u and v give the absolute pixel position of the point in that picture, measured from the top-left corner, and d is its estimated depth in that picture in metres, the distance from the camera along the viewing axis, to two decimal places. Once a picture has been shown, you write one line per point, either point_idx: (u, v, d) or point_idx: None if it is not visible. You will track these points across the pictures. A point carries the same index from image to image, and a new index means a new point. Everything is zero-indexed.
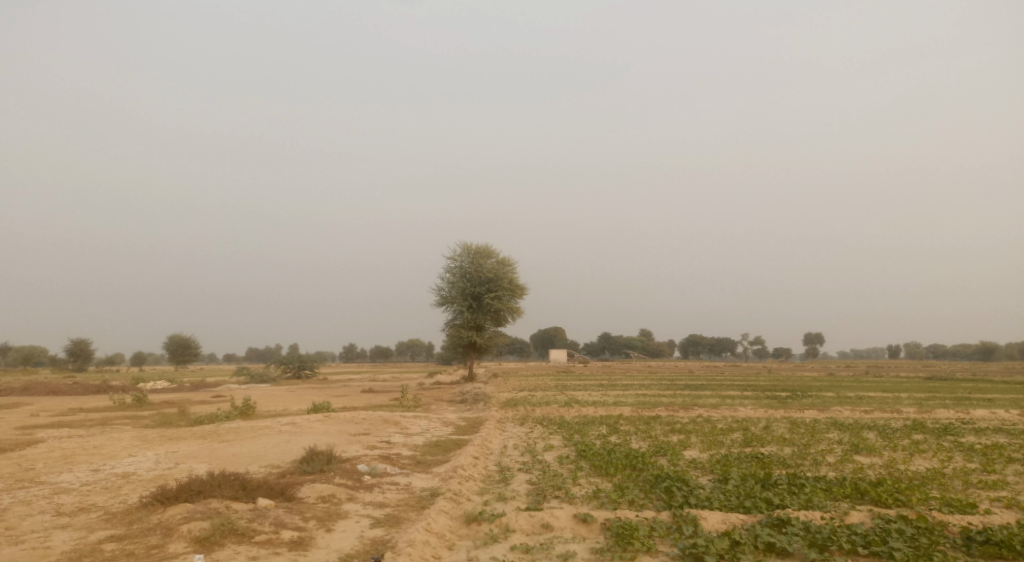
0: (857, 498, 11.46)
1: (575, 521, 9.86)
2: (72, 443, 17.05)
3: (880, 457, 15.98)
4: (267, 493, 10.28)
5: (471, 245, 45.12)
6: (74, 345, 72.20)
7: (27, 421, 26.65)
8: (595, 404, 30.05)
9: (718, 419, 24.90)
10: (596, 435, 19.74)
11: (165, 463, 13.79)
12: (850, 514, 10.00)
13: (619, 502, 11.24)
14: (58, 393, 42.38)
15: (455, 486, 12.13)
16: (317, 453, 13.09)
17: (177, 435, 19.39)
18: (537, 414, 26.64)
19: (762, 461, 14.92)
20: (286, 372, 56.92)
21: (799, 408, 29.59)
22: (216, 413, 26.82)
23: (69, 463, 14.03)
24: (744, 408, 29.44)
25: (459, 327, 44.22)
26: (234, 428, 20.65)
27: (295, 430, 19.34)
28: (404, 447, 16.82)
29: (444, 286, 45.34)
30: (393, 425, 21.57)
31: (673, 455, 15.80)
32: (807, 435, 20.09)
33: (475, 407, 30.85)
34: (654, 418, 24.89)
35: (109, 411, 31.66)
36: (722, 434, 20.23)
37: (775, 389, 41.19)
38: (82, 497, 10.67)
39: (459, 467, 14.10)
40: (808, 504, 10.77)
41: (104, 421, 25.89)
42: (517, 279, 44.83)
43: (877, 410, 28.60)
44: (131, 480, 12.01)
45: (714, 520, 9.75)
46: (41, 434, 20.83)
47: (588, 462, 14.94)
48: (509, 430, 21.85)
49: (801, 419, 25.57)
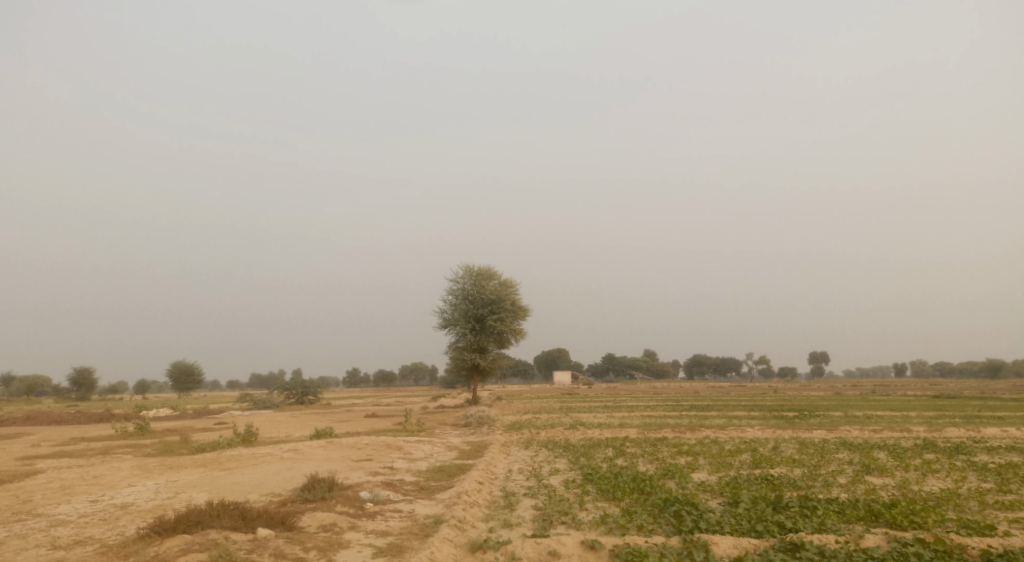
0: (871, 520, 11.17)
1: (583, 547, 9.62)
2: (72, 474, 16.86)
3: (892, 478, 15.68)
4: (267, 523, 10.07)
5: (473, 267, 45.08)
6: (77, 373, 72.05)
7: (28, 451, 26.43)
8: (600, 426, 29.75)
9: (725, 441, 24.57)
10: (602, 458, 19.45)
11: (164, 492, 13.57)
12: (865, 538, 9.73)
13: (627, 528, 10.98)
14: (60, 422, 42.13)
15: (459, 513, 11.88)
16: (318, 480, 12.87)
17: (178, 463, 19.19)
18: (542, 437, 26.34)
19: (772, 483, 14.64)
20: (289, 398, 56.60)
21: (807, 428, 29.21)
22: (218, 440, 26.59)
23: (67, 494, 13.83)
24: (752, 429, 29.07)
25: (463, 349, 43.99)
26: (235, 456, 20.42)
27: (297, 456, 19.11)
28: (408, 473, 16.58)
29: (447, 309, 45.20)
30: (397, 450, 21.33)
31: (681, 477, 15.53)
32: (817, 455, 19.76)
33: (479, 430, 30.57)
34: (661, 440, 24.57)
35: (111, 440, 31.44)
36: (731, 455, 19.93)
37: (782, 409, 40.74)
38: (78, 529, 10.46)
39: (463, 493, 13.85)
40: (821, 527, 10.49)
41: (106, 450, 25.67)
42: (520, 300, 44.69)
43: (887, 429, 28.24)
44: (130, 510, 11.82)
45: (726, 545, 9.48)
46: (42, 464, 20.61)
47: (595, 486, 14.67)
48: (515, 454, 21.56)
49: (809, 439, 25.23)
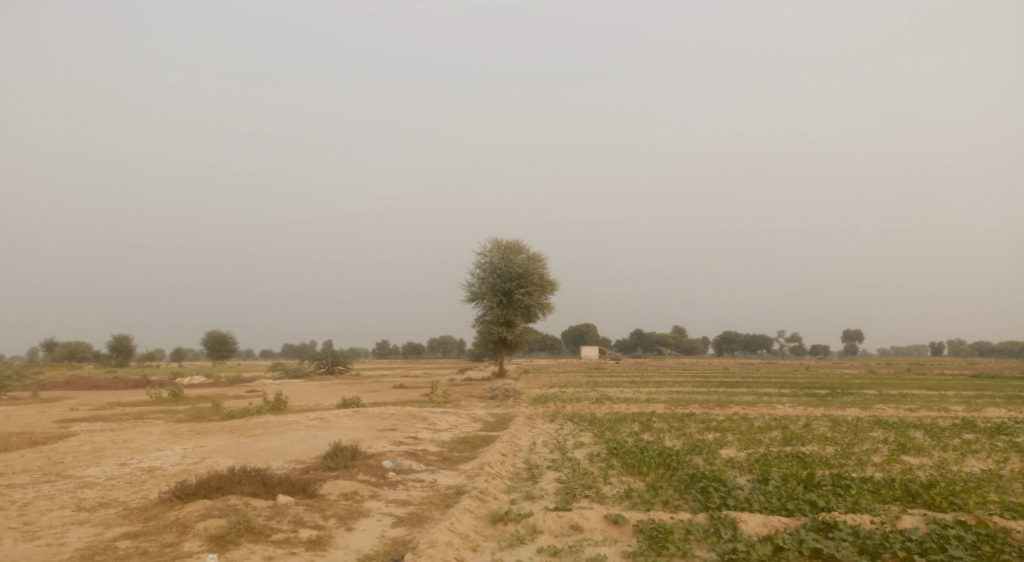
0: (908, 501, 10.69)
1: (606, 522, 9.36)
2: (103, 437, 17.19)
3: (930, 458, 15.06)
4: (288, 490, 10.02)
5: (500, 241, 44.74)
6: (116, 341, 74.19)
7: (67, 415, 27.21)
8: (627, 401, 29.45)
9: (755, 418, 24.03)
10: (628, 433, 19.19)
11: (190, 457, 13.69)
12: (902, 519, 9.29)
13: (653, 503, 10.70)
14: (98, 388, 43.38)
15: (481, 484, 11.74)
16: (341, 448, 12.83)
17: (206, 429, 19.45)
18: (568, 411, 26.11)
19: (803, 461, 14.18)
20: (319, 368, 57.36)
21: (840, 406, 28.48)
22: (247, 407, 26.99)
23: (97, 457, 14.06)
24: (782, 406, 28.45)
25: (490, 323, 43.90)
26: (263, 423, 20.63)
27: (323, 425, 19.20)
28: (431, 443, 16.53)
29: (474, 282, 45.04)
30: (421, 420, 21.35)
31: (709, 453, 15.17)
32: (850, 433, 19.16)
33: (504, 403, 30.50)
34: (689, 416, 24.18)
35: (146, 405, 32.22)
36: (761, 432, 19.46)
37: (814, 386, 39.84)
38: (104, 492, 10.56)
39: (485, 464, 13.71)
40: (855, 507, 10.06)
41: (140, 415, 26.27)
42: (548, 274, 44.30)
43: (923, 408, 27.38)
44: (156, 474, 11.95)
45: (755, 523, 9.13)
46: (78, 427, 21.13)
47: (619, 460, 14.39)
48: (539, 427, 21.41)
49: (842, 417, 24.56)
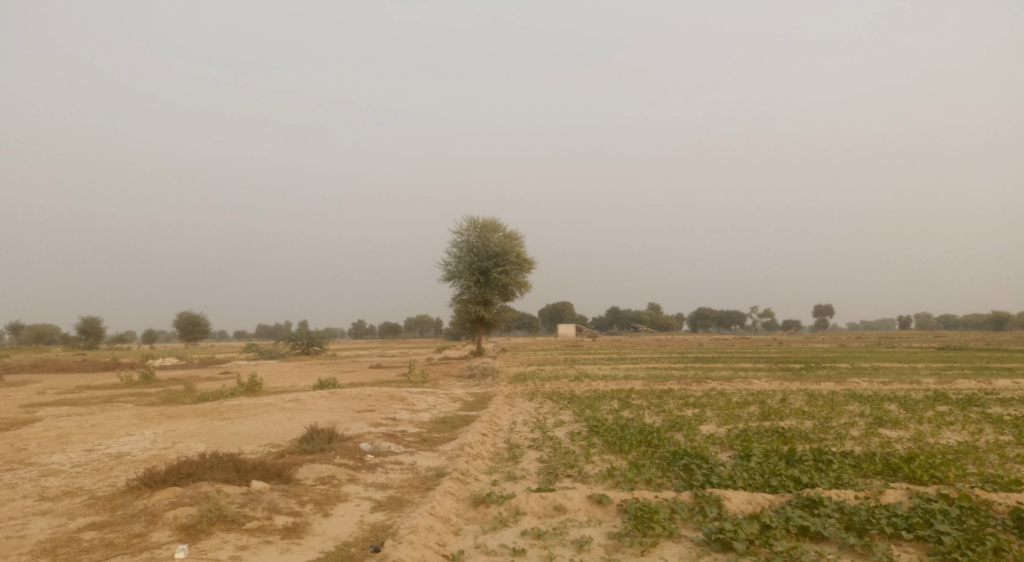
0: (889, 474, 10.75)
1: (590, 502, 9.22)
2: (69, 422, 16.60)
3: (907, 431, 15.23)
4: (262, 476, 9.68)
5: (477, 219, 44.27)
6: (84, 323, 72.51)
7: (33, 399, 26.35)
8: (605, 378, 29.51)
9: (732, 393, 24.21)
10: (608, 410, 19.13)
11: (161, 442, 13.25)
12: (886, 493, 9.30)
13: (636, 482, 10.60)
14: (65, 371, 42.25)
15: (462, 465, 11.55)
16: (317, 431, 12.49)
17: (178, 412, 18.93)
18: (547, 389, 26.04)
19: (783, 436, 14.24)
20: (294, 349, 56.64)
21: (815, 380, 28.84)
22: (221, 389, 26.42)
23: (63, 443, 13.54)
24: (759, 381, 28.73)
25: (467, 302, 43.60)
26: (236, 406, 20.16)
27: (298, 407, 18.81)
28: (410, 424, 16.27)
29: (451, 261, 44.62)
30: (400, 401, 21.05)
31: (689, 430, 15.16)
32: (827, 407, 19.35)
33: (482, 382, 30.35)
34: (667, 392, 24.27)
35: (116, 388, 31.43)
36: (739, 408, 19.57)
37: (788, 361, 40.44)
38: (69, 480, 10.12)
39: (466, 445, 13.50)
40: (838, 482, 10.07)
41: (110, 399, 25.56)
42: (525, 253, 44.03)
43: (895, 381, 27.86)
44: (124, 460, 11.52)
45: (739, 500, 9.08)
46: (44, 412, 20.44)
47: (601, 438, 14.30)
48: (519, 406, 21.28)
49: (818, 391, 24.87)
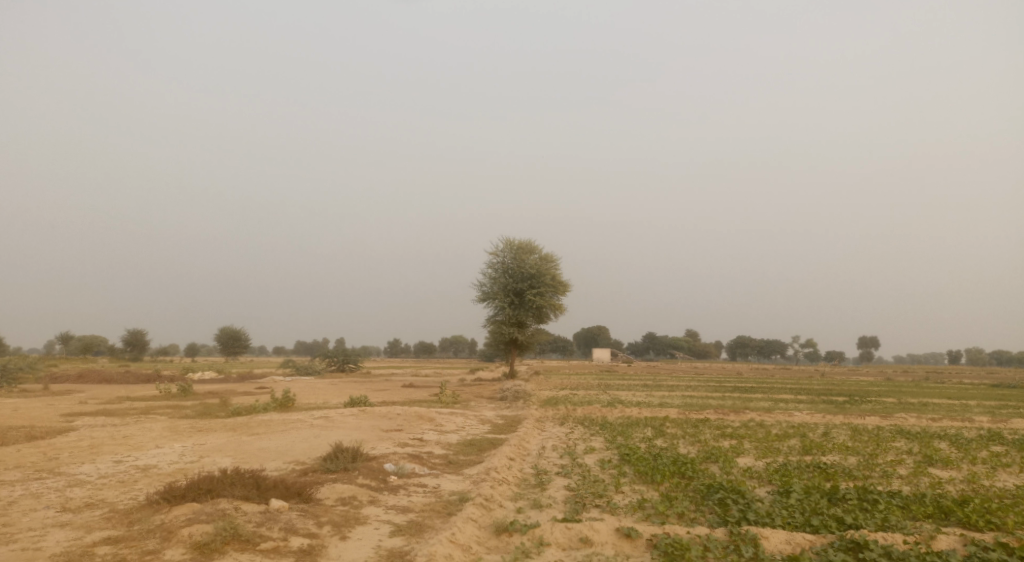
0: (940, 518, 9.99)
1: (618, 535, 8.77)
2: (104, 432, 16.85)
3: (959, 471, 14.30)
4: (282, 494, 9.51)
5: (513, 241, 44.18)
6: (130, 335, 74.69)
7: (74, 409, 26.99)
8: (639, 405, 28.79)
9: (772, 425, 23.27)
10: (640, 438, 18.53)
11: (188, 456, 13.27)
12: (937, 539, 8.59)
13: (667, 515, 10.08)
14: (109, 381, 43.39)
15: (486, 490, 11.21)
16: (342, 450, 12.32)
17: (209, 425, 19.05)
18: (578, 414, 25.49)
19: (825, 472, 13.50)
20: (329, 365, 57.14)
21: (859, 414, 27.59)
22: (255, 404, 26.64)
23: (93, 454, 13.66)
24: (800, 413, 27.63)
25: (501, 323, 43.38)
26: (267, 421, 20.20)
27: (327, 424, 18.72)
28: (437, 446, 16.01)
29: (486, 282, 44.54)
30: (428, 421, 20.82)
31: (725, 462, 14.53)
32: (872, 443, 18.43)
33: (514, 405, 29.92)
34: (703, 422, 23.51)
35: (154, 400, 32.06)
36: (779, 440, 18.76)
37: (830, 393, 38.97)
38: (93, 491, 10.13)
39: (492, 469, 13.15)
40: (884, 524, 9.38)
41: (146, 411, 25.97)
42: (560, 275, 43.67)
43: (946, 418, 26.46)
44: (150, 473, 11.51)
45: (777, 540, 8.50)
46: (82, 422, 20.84)
47: (632, 468, 13.78)
48: (549, 430, 20.83)
49: (862, 426, 23.76)
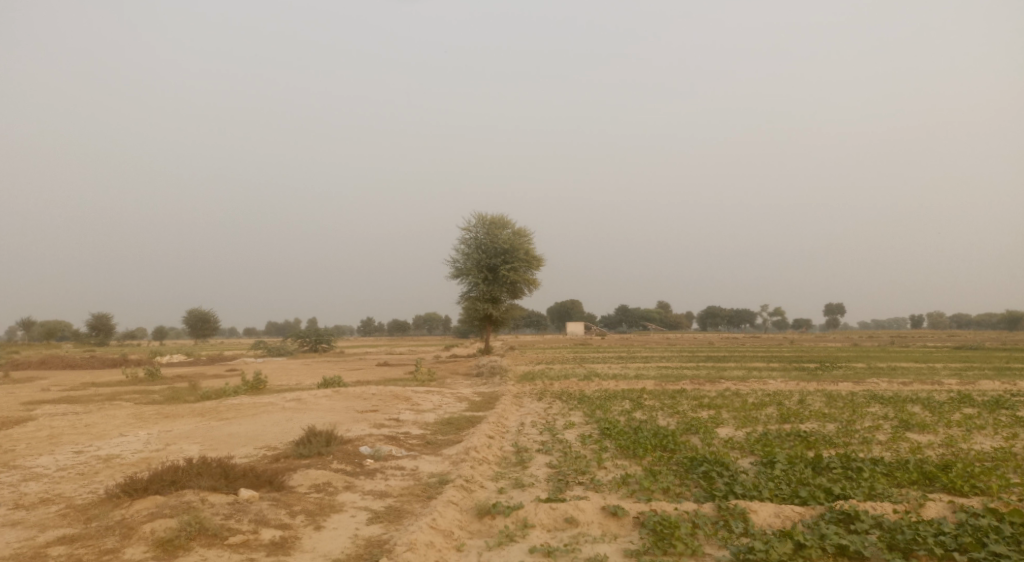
0: (925, 485, 9.98)
1: (604, 514, 8.51)
2: (64, 421, 16.10)
3: (936, 435, 14.41)
4: (252, 483, 9.03)
5: (485, 216, 43.55)
6: (95, 319, 72.45)
7: (35, 397, 25.98)
8: (616, 377, 28.79)
9: (748, 393, 23.38)
10: (619, 411, 18.40)
11: (154, 444, 12.70)
12: (926, 507, 8.51)
13: (653, 491, 9.87)
14: (73, 367, 41.99)
15: (466, 471, 10.88)
16: (315, 434, 11.86)
17: (177, 411, 18.34)
18: (556, 388, 25.32)
19: (806, 440, 13.46)
20: (303, 346, 56.25)
21: (833, 380, 27.89)
22: (226, 387, 25.91)
23: (52, 444, 13.00)
24: (775, 381, 27.90)
25: (475, 299, 42.96)
26: (237, 405, 19.57)
27: (300, 406, 18.20)
28: (414, 426, 15.63)
29: (459, 258, 43.93)
30: (404, 401, 20.43)
31: (705, 433, 14.42)
32: (848, 409, 18.57)
33: (490, 381, 29.67)
34: (680, 392, 23.54)
35: (120, 385, 31.05)
36: (756, 409, 18.82)
37: (802, 360, 39.53)
38: (50, 485, 9.54)
39: (471, 449, 12.82)
40: (871, 493, 9.31)
41: (112, 397, 25.10)
42: (534, 250, 43.28)
43: (915, 381, 26.98)
44: (112, 463, 10.95)
45: (766, 514, 8.35)
46: (42, 410, 19.99)
47: (613, 442, 13.58)
48: (528, 406, 20.61)
49: (837, 392, 24.04)
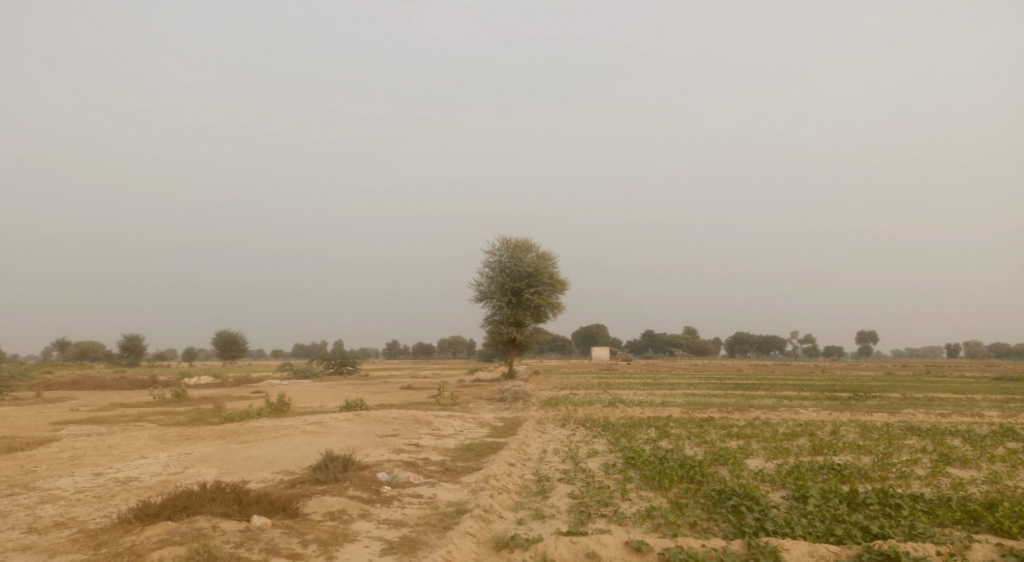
0: (970, 524, 9.39)
1: (627, 549, 8.13)
2: (87, 442, 16.18)
3: (978, 471, 13.69)
4: (265, 510, 8.85)
5: (510, 239, 43.52)
6: (127, 340, 73.88)
7: (64, 417, 26.34)
8: (641, 404, 28.19)
9: (778, 423, 22.62)
10: (644, 439, 17.89)
11: (172, 467, 12.63)
12: (972, 550, 7.97)
13: (679, 526, 9.45)
14: (103, 388, 42.65)
15: (485, 500, 10.56)
16: (333, 459, 11.68)
17: (198, 434, 18.34)
18: (580, 415, 24.84)
19: (841, 473, 12.86)
20: (328, 368, 56.48)
21: (867, 410, 26.93)
22: (250, 409, 25.95)
23: (73, 465, 13.02)
24: (806, 410, 27.01)
25: (499, 323, 42.73)
26: (258, 427, 19.51)
27: (320, 430, 18.08)
28: (434, 451, 15.38)
29: (483, 281, 43.86)
30: (425, 425, 20.18)
31: (734, 464, 13.89)
32: (884, 441, 17.83)
33: (513, 406, 29.29)
34: (708, 421, 22.90)
35: (147, 406, 31.35)
36: (787, 440, 18.15)
37: (835, 389, 38.33)
38: (66, 508, 9.49)
39: (491, 477, 12.51)
40: (912, 533, 8.75)
41: (138, 417, 25.32)
42: (558, 273, 43.05)
43: (955, 413, 25.88)
44: (129, 486, 10.87)
45: (799, 553, 7.89)
46: (68, 431, 20.15)
47: (638, 472, 13.14)
48: (551, 433, 20.21)
49: (871, 423, 23.17)
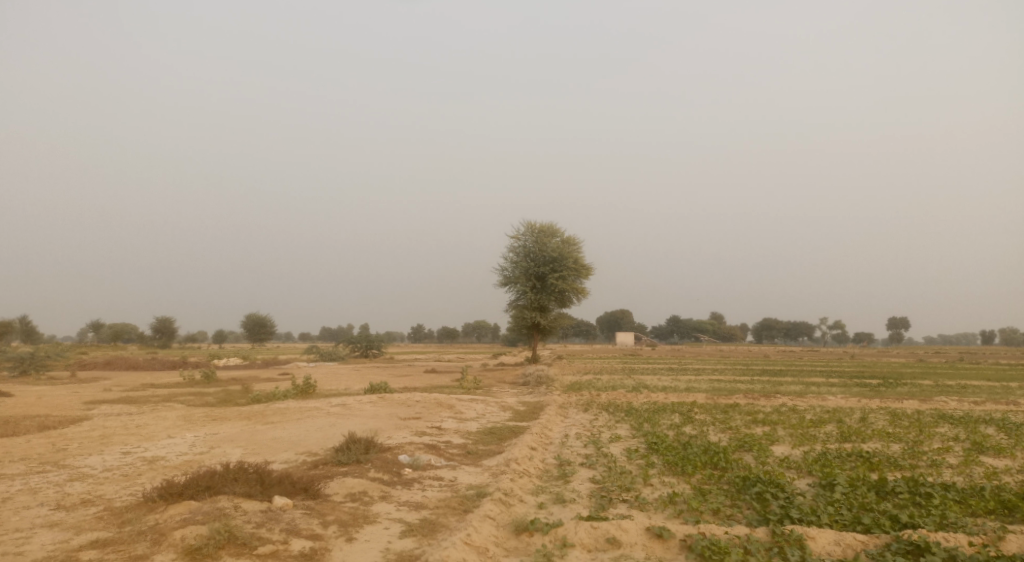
0: (1004, 515, 9.07)
1: (648, 535, 8.01)
2: (117, 421, 16.52)
3: (1013, 460, 13.25)
4: (286, 491, 8.90)
5: (534, 224, 43.26)
6: (159, 323, 75.49)
7: (97, 397, 27.01)
8: (665, 389, 27.93)
9: (805, 410, 22.23)
10: (667, 425, 17.70)
11: (198, 447, 12.82)
12: (1006, 541, 7.69)
13: (701, 512, 9.30)
14: (136, 369, 43.71)
15: (506, 484, 10.51)
16: (355, 441, 11.73)
17: (225, 415, 18.64)
18: (603, 399, 24.71)
19: (869, 461, 12.54)
20: (354, 351, 57.10)
21: (897, 398, 26.31)
22: (276, 391, 26.33)
23: (103, 444, 13.30)
24: (834, 397, 26.48)
25: (523, 307, 42.64)
26: (283, 409, 19.75)
27: (344, 412, 18.23)
28: (455, 434, 15.40)
29: (507, 266, 43.75)
30: (448, 408, 20.23)
31: (759, 450, 13.65)
32: (915, 429, 17.37)
33: (536, 390, 29.25)
34: (733, 407, 22.62)
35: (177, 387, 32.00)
36: (814, 427, 17.79)
37: (864, 376, 37.52)
38: (93, 486, 9.67)
39: (512, 460, 12.46)
40: (943, 523, 8.47)
41: (168, 398, 25.82)
42: (583, 258, 42.73)
43: (989, 401, 25.15)
44: (155, 466, 11.05)
45: (825, 541, 7.69)
46: (99, 410, 20.63)
47: (660, 457, 12.98)
48: (573, 417, 20.12)
49: (902, 410, 22.63)
